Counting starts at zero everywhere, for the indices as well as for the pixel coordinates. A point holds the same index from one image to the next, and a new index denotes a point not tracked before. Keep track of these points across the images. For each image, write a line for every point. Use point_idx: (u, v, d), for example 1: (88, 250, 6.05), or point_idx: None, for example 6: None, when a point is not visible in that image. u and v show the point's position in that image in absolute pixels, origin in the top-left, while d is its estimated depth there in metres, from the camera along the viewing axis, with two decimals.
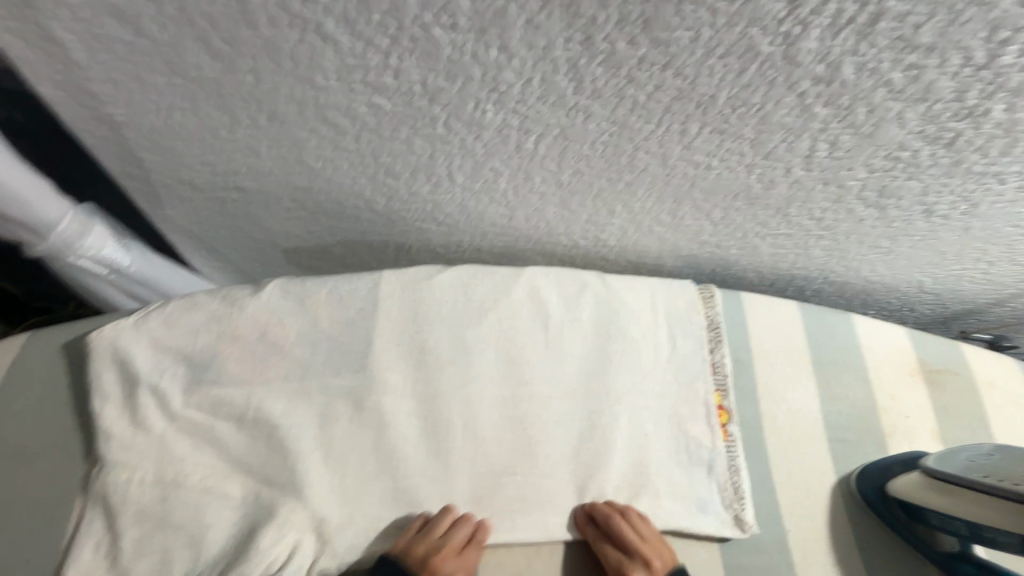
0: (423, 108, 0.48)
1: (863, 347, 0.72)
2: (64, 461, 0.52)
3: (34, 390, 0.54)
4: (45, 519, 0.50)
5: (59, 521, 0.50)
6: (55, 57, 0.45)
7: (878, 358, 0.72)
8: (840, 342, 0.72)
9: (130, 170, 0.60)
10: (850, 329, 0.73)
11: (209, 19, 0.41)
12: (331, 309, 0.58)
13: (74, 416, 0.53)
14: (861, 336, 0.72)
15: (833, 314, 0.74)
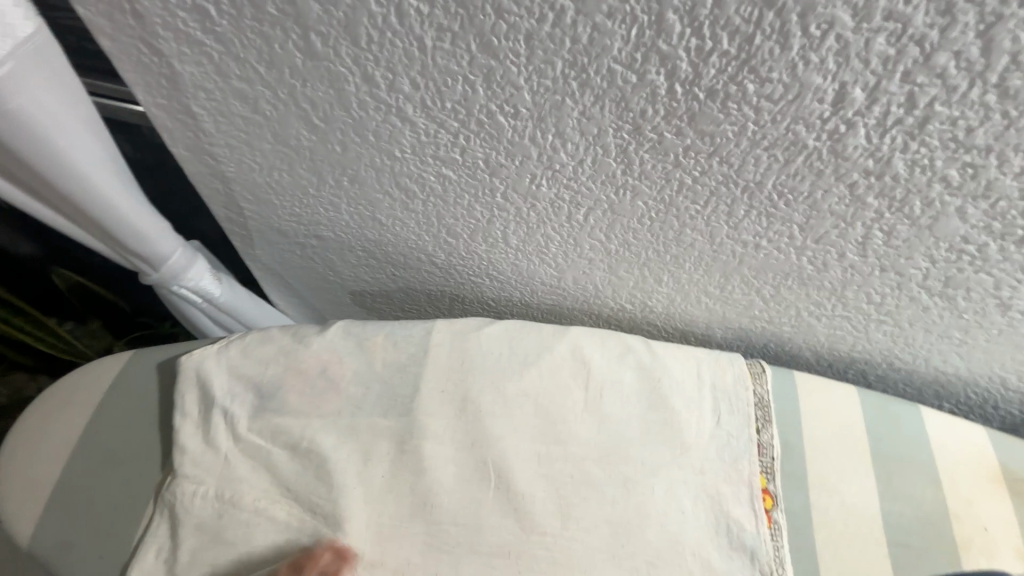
0: (484, 179, 0.53)
1: (927, 445, 0.66)
2: (142, 469, 0.57)
3: (128, 401, 0.61)
4: (123, 520, 0.55)
5: (131, 524, 0.55)
6: (189, 126, 0.55)
7: (943, 457, 0.66)
8: (902, 437, 0.67)
9: (232, 217, 0.69)
10: (913, 423, 0.68)
11: (311, 102, 0.48)
12: (387, 352, 0.64)
13: (157, 429, 0.59)
14: (926, 431, 0.67)
15: (896, 404, 0.69)
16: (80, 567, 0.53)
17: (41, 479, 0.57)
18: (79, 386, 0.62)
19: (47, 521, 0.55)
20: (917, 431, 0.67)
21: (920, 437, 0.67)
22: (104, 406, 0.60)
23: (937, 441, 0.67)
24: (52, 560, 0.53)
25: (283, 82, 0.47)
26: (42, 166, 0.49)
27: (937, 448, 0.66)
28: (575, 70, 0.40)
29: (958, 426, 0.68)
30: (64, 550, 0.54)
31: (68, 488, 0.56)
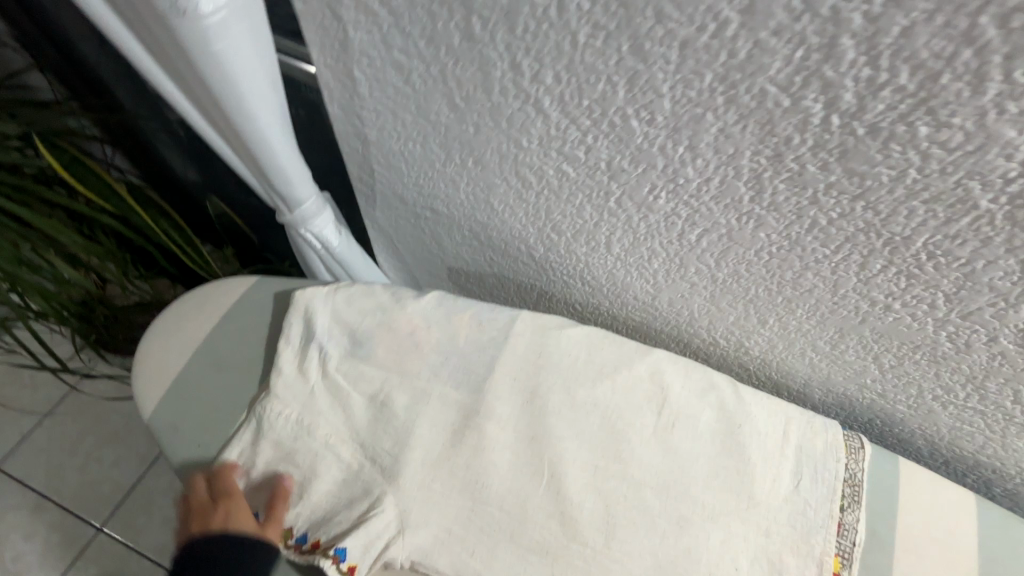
0: (602, 182, 0.53)
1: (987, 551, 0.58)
2: (243, 382, 0.64)
3: (246, 317, 0.66)
4: (220, 421, 0.62)
5: (225, 426, 0.62)
6: (346, 88, 0.60)
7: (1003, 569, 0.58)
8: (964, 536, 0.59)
9: (363, 176, 0.75)
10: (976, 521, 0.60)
11: (457, 81, 0.51)
12: (471, 329, 0.66)
13: (263, 350, 0.65)
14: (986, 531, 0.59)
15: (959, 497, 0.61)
16: (181, 450, 0.61)
17: (165, 367, 0.64)
18: (208, 292, 0.68)
19: (163, 404, 0.63)
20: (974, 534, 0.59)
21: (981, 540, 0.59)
22: (224, 317, 0.66)
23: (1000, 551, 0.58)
24: (162, 437, 0.62)
25: (436, 59, 0.50)
26: (226, 105, 0.57)
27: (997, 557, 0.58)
28: (724, 85, 0.39)
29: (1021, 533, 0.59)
30: (173, 432, 0.62)
31: (183, 380, 0.63)
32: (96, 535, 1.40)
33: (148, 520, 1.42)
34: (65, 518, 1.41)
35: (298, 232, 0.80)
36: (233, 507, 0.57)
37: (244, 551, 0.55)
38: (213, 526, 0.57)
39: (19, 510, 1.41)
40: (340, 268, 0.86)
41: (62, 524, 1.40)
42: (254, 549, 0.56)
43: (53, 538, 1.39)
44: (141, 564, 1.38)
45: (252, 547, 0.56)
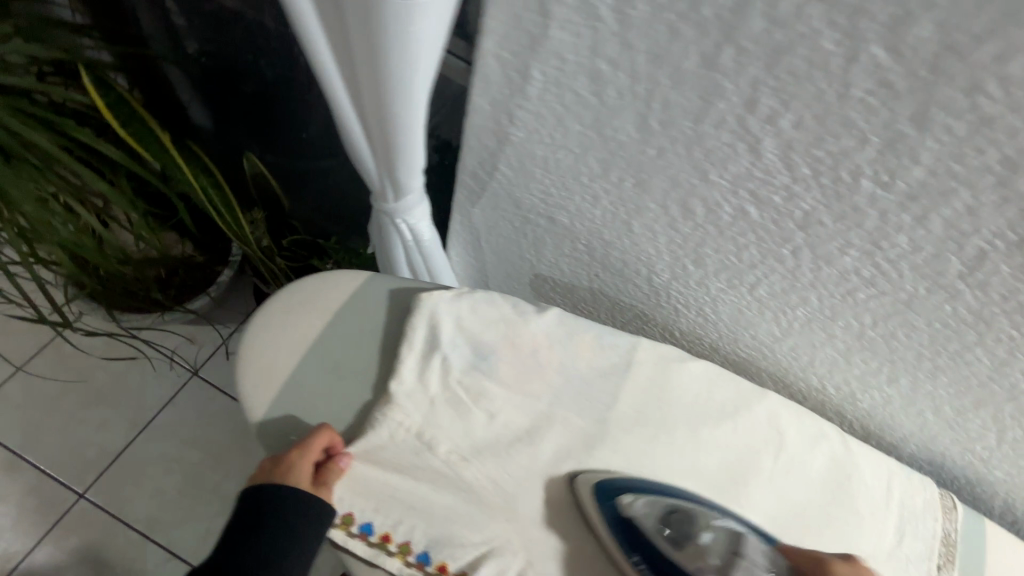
0: (786, 229, 0.51)
1: (700, 539, 0.55)
2: (359, 388, 0.58)
3: (362, 314, 0.61)
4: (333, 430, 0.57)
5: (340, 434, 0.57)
6: (511, 85, 0.54)
7: (727, 555, 0.54)
8: (666, 538, 0.55)
9: (479, 172, 0.69)
10: (654, 497, 0.58)
11: (664, 103, 0.47)
12: (593, 353, 0.63)
13: (379, 355, 0.60)
14: (665, 503, 0.57)
15: (968, 540, 0.64)
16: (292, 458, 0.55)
17: (275, 362, 0.58)
18: (317, 282, 0.61)
19: (274, 407, 0.57)
20: (665, 517, 0.56)
21: (682, 516, 0.56)
22: (339, 312, 0.60)
23: (716, 535, 0.55)
24: (274, 442, 0.56)
25: (651, 77, 0.45)
26: (391, 89, 0.50)
27: (734, 542, 0.55)
28: (1003, 167, 0.37)
29: (599, 476, 0.59)
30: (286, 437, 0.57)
31: (296, 380, 0.57)
32: (78, 501, 1.28)
33: (136, 490, 1.31)
34: (42, 481, 1.28)
35: (392, 221, 0.74)
36: (295, 461, 0.53)
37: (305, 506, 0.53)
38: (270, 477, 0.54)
39: None
40: (423, 262, 0.80)
41: (38, 487, 1.28)
42: (315, 508, 0.54)
43: (30, 501, 1.26)
44: (127, 536, 1.27)
45: (312, 506, 0.53)
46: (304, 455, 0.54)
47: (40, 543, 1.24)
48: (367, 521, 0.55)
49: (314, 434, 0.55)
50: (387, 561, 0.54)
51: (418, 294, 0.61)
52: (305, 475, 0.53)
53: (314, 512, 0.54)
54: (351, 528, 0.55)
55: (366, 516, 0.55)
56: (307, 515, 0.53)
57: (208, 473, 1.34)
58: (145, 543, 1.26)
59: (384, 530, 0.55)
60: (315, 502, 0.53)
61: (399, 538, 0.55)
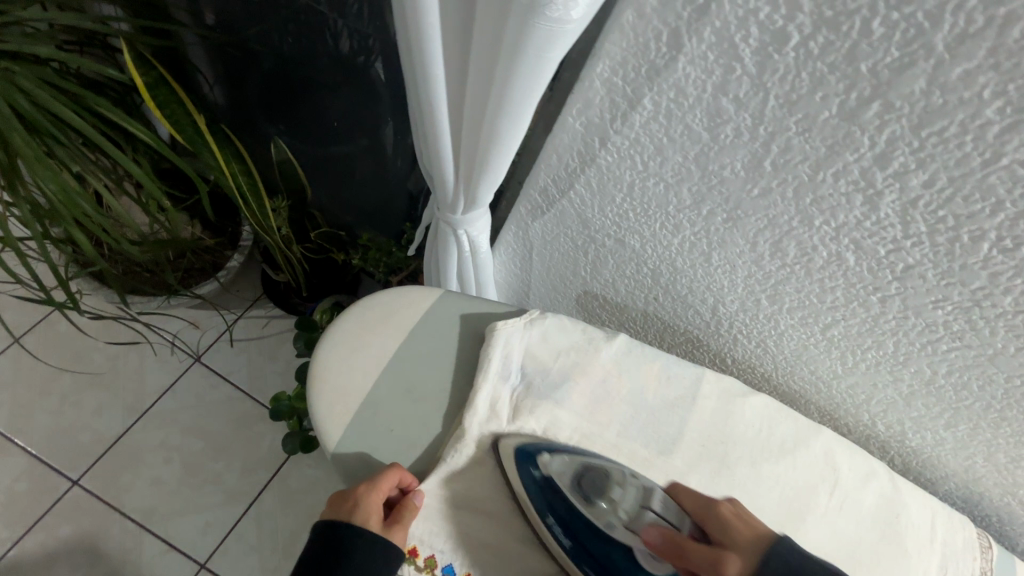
0: (881, 279, 0.51)
1: (610, 495, 0.54)
2: (432, 415, 0.58)
3: (435, 341, 0.61)
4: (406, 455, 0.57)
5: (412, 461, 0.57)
6: (615, 109, 0.53)
7: (639, 512, 0.53)
8: (579, 496, 0.54)
9: (550, 188, 0.68)
10: (570, 457, 0.56)
11: (784, 147, 0.46)
12: (659, 383, 0.63)
13: (451, 380, 0.60)
14: (579, 460, 0.56)
15: None
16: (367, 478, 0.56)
17: (350, 386, 0.58)
18: (390, 306, 0.62)
19: (348, 430, 0.56)
20: (577, 479, 0.55)
21: (597, 475, 0.55)
22: (414, 338, 0.61)
23: (627, 493, 0.54)
24: (350, 470, 0.56)
25: (779, 121, 0.45)
26: (502, 119, 0.49)
27: (646, 499, 0.53)
28: None
29: (521, 441, 0.57)
30: (360, 463, 0.56)
31: (372, 405, 0.57)
32: (71, 489, 1.20)
33: (135, 478, 1.23)
34: (34, 466, 1.21)
35: (452, 230, 0.72)
36: (366, 500, 0.51)
37: (372, 548, 0.51)
38: (340, 513, 0.52)
39: None
40: (474, 273, 0.78)
41: (30, 472, 1.20)
42: (383, 554, 0.51)
43: (17, 487, 1.19)
44: (124, 526, 1.19)
45: (381, 551, 0.51)
46: (374, 493, 0.52)
47: (29, 532, 1.16)
48: (450, 564, 0.55)
49: (385, 472, 0.53)
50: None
51: (492, 322, 0.61)
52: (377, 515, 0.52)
53: (381, 559, 0.51)
54: (434, 570, 0.55)
55: (449, 558, 0.55)
56: (374, 563, 0.51)
57: (209, 464, 1.26)
58: (142, 533, 1.19)
59: (466, 570, 0.55)
60: (384, 546, 0.51)
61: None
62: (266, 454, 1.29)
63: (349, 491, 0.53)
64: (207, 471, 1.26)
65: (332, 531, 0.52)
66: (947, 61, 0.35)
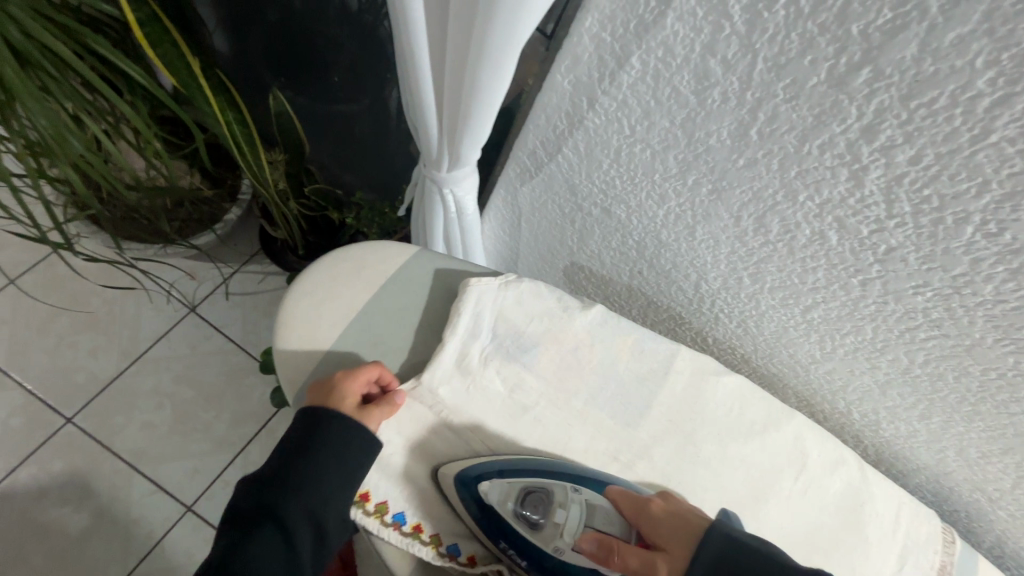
0: (862, 260, 0.50)
1: (554, 518, 0.54)
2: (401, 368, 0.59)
3: (406, 295, 0.61)
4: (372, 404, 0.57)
5: None
6: (604, 67, 0.51)
7: (580, 531, 0.54)
8: (523, 520, 0.54)
9: (538, 151, 0.66)
10: (510, 481, 0.55)
11: (772, 115, 0.44)
12: (632, 355, 0.62)
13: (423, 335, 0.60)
14: (520, 483, 0.55)
15: None
16: None
17: (318, 337, 0.58)
18: (364, 259, 0.62)
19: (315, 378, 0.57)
20: (518, 501, 0.54)
21: (537, 494, 0.54)
22: (385, 291, 0.60)
23: (570, 512, 0.54)
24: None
25: (766, 86, 0.43)
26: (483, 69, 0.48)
27: (588, 517, 0.54)
28: None
29: (464, 465, 0.56)
30: None
31: (339, 356, 0.58)
32: (65, 426, 1.23)
33: (127, 420, 1.26)
34: (30, 402, 1.24)
35: (438, 189, 0.71)
36: (342, 385, 0.54)
37: (347, 435, 0.53)
38: (316, 400, 0.54)
39: None
40: (459, 235, 0.77)
41: (26, 407, 1.23)
42: (358, 440, 0.53)
43: (14, 421, 1.22)
44: (114, 465, 1.22)
45: (358, 434, 0.53)
46: (348, 379, 0.54)
47: (22, 465, 1.20)
48: (400, 511, 0.55)
49: (361, 366, 0.55)
50: (421, 551, 0.54)
51: (467, 278, 0.61)
52: (353, 400, 0.54)
53: (355, 441, 0.53)
54: (383, 517, 0.55)
55: (399, 506, 0.55)
56: (348, 444, 0.53)
57: (199, 412, 1.29)
58: (131, 474, 1.22)
59: (416, 520, 0.55)
60: (358, 429, 0.53)
61: (430, 528, 0.55)
62: (255, 407, 1.31)
63: (325, 379, 0.55)
64: (196, 419, 1.28)
65: (308, 416, 0.54)
66: (941, 24, 0.33)
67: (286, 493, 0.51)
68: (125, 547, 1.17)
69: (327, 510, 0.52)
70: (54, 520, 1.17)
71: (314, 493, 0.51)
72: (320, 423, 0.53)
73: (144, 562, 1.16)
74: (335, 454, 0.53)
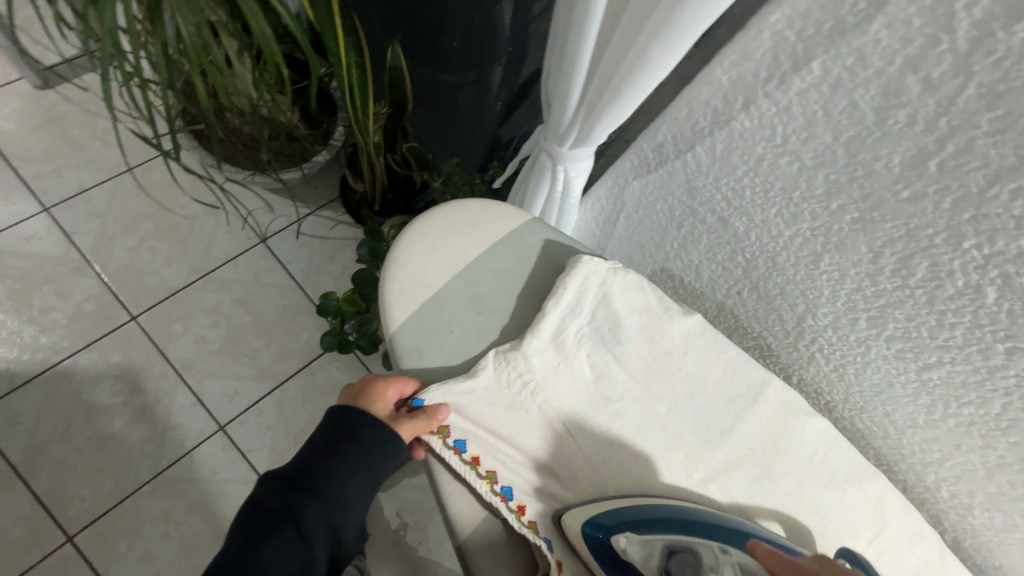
0: (1018, 325, 0.45)
1: None
2: (494, 331, 0.59)
3: (512, 261, 0.61)
4: (461, 359, 0.57)
5: (467, 364, 0.57)
6: (776, 67, 0.49)
7: None
8: None
9: (668, 145, 0.65)
10: (649, 539, 0.48)
11: (963, 148, 0.41)
12: (722, 373, 0.60)
13: (519, 303, 0.60)
14: (661, 540, 0.48)
15: None
16: (420, 370, 0.56)
17: (421, 282, 0.58)
18: (478, 215, 0.61)
19: (410, 320, 0.57)
20: (663, 560, 0.47)
21: (683, 556, 0.46)
22: (493, 252, 0.60)
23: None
24: (402, 357, 0.56)
25: (969, 115, 0.39)
26: (654, 44, 0.47)
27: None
28: None
29: (589, 515, 0.51)
30: (418, 355, 0.57)
31: (440, 304, 0.58)
32: (129, 322, 1.29)
33: (184, 330, 1.30)
34: (102, 292, 1.30)
35: (550, 165, 0.70)
36: (374, 386, 0.54)
37: (380, 439, 0.51)
38: (348, 398, 0.54)
39: (58, 264, 1.30)
40: (555, 216, 0.76)
41: (98, 296, 1.29)
42: (389, 444, 0.51)
43: (86, 306, 1.28)
44: (164, 370, 1.27)
45: (390, 441, 0.51)
46: (380, 381, 0.54)
47: (84, 348, 1.25)
48: (463, 439, 0.54)
49: (397, 376, 0.55)
50: (475, 482, 0.52)
51: (577, 255, 0.60)
52: (384, 404, 0.53)
53: (386, 445, 0.51)
54: (445, 440, 0.53)
55: (462, 433, 0.54)
56: (381, 444, 0.51)
57: (251, 337, 1.33)
58: (179, 381, 1.26)
59: (476, 452, 0.53)
60: (388, 431, 0.51)
61: (488, 464, 0.53)
62: (303, 345, 1.34)
63: (358, 383, 0.55)
64: (246, 344, 1.32)
65: (341, 416, 0.52)
66: None
67: (309, 500, 0.48)
68: (158, 448, 1.21)
69: (349, 524, 0.49)
70: (102, 407, 1.22)
71: (338, 502, 0.49)
72: (353, 426, 0.51)
73: (172, 467, 1.20)
74: (362, 459, 0.50)
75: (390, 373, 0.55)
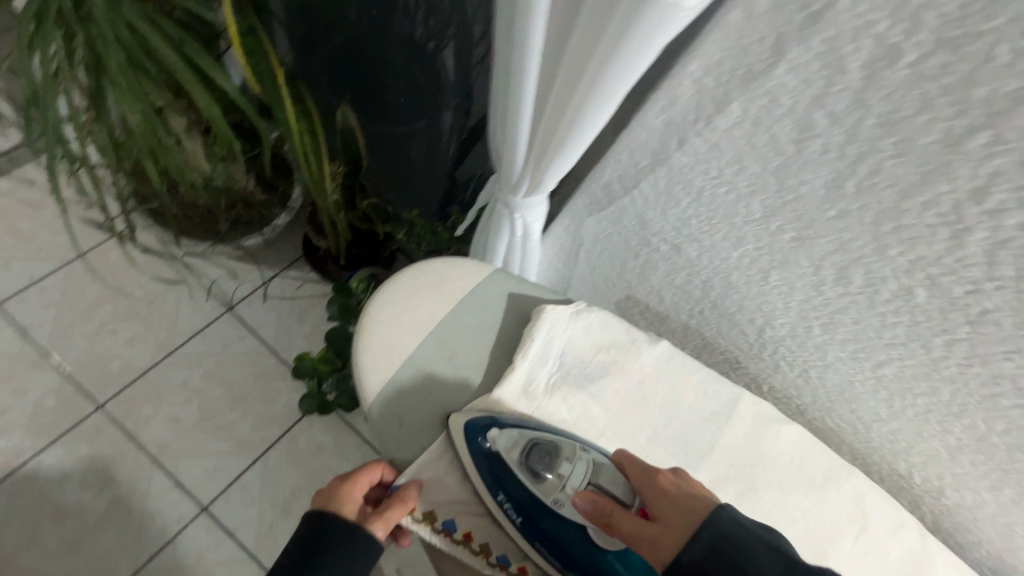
0: (950, 320, 0.50)
1: (558, 471, 0.51)
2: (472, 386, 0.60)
3: (480, 315, 0.63)
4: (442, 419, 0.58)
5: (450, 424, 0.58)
6: (701, 110, 0.53)
7: (582, 486, 0.51)
8: (528, 472, 0.52)
9: (615, 185, 0.69)
10: (519, 432, 0.53)
11: (874, 170, 0.45)
12: (695, 394, 0.63)
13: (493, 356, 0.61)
14: (528, 436, 0.53)
15: None
16: (403, 437, 0.57)
17: (394, 346, 0.59)
18: (443, 273, 0.63)
19: (387, 387, 0.58)
20: (525, 450, 0.52)
21: (546, 448, 0.52)
22: (461, 308, 0.62)
23: (575, 467, 0.52)
24: (384, 427, 0.57)
25: (873, 142, 0.44)
26: (592, 101, 0.50)
27: (593, 474, 0.51)
28: None
29: (472, 415, 0.55)
30: (399, 422, 0.57)
31: (416, 368, 0.59)
32: (95, 412, 1.24)
33: (155, 412, 1.26)
34: (64, 384, 1.25)
35: (507, 214, 0.73)
36: (340, 489, 0.54)
37: (353, 541, 0.51)
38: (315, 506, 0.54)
39: (14, 360, 1.25)
40: (518, 259, 0.79)
41: (60, 389, 1.24)
42: (364, 544, 0.51)
43: (47, 401, 1.23)
44: (136, 457, 1.21)
45: (364, 540, 0.51)
46: (346, 482, 0.54)
47: (48, 446, 1.20)
48: (451, 519, 0.54)
49: (363, 468, 0.56)
50: (471, 559, 0.54)
51: (540, 306, 0.62)
52: (353, 505, 0.53)
53: (361, 548, 0.51)
54: (434, 524, 0.53)
55: (449, 514, 0.54)
56: (356, 546, 0.51)
57: (226, 410, 1.29)
58: (153, 467, 1.21)
59: (467, 528, 0.54)
60: (361, 531, 0.51)
61: (480, 538, 0.54)
62: (281, 411, 1.31)
63: (324, 489, 0.55)
64: (222, 418, 1.28)
65: (311, 526, 0.52)
66: None
67: None
68: (137, 541, 1.15)
69: None
70: (71, 505, 1.16)
71: None
72: (324, 533, 0.51)
73: (154, 559, 1.14)
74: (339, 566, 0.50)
75: (364, 464, 0.56)
